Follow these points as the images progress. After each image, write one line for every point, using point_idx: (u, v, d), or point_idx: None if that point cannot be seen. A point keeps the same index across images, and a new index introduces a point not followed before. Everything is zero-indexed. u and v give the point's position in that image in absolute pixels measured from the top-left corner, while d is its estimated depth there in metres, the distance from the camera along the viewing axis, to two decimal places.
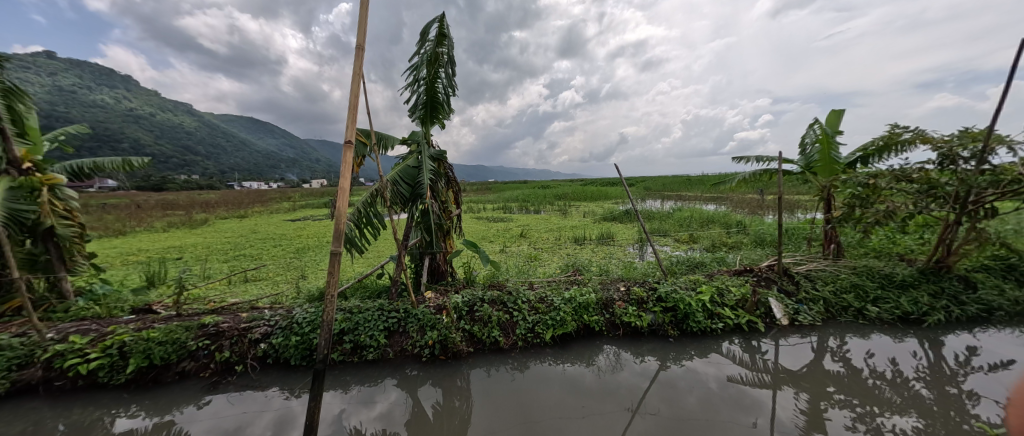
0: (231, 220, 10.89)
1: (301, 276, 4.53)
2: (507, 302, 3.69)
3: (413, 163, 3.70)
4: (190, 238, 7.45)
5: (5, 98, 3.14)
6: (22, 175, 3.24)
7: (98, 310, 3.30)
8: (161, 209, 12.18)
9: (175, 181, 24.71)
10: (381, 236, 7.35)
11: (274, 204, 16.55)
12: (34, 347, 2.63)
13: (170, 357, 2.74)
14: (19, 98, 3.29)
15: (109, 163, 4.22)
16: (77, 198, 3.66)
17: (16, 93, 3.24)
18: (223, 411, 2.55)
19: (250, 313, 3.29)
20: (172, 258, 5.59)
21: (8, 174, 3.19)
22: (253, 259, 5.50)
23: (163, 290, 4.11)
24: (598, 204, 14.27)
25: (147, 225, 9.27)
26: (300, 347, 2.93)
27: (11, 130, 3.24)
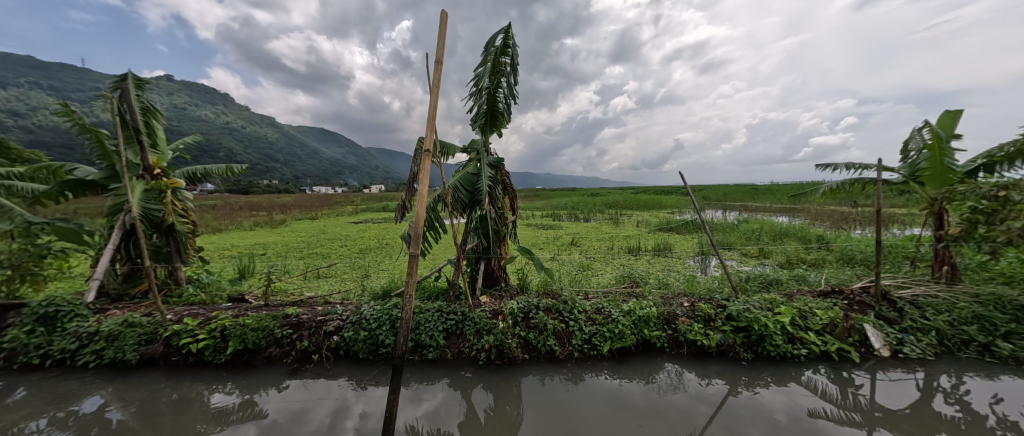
0: (304, 221, 12.09)
1: (366, 275, 4.86)
2: (562, 311, 3.64)
3: (472, 170, 3.80)
4: (273, 237, 8.34)
5: (142, 115, 3.84)
6: (153, 180, 3.85)
7: (203, 297, 3.80)
8: (248, 210, 13.86)
9: (259, 185, 28.21)
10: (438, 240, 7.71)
11: (340, 207, 18.09)
12: (157, 326, 3.09)
13: (260, 342, 3.06)
14: (153, 115, 3.99)
15: (218, 169, 4.85)
16: (193, 199, 4.26)
17: (150, 112, 3.93)
18: (299, 395, 2.79)
19: (324, 307, 3.58)
20: (259, 254, 6.32)
21: (143, 179, 3.81)
22: (325, 257, 6.02)
23: (252, 282, 4.63)
24: (653, 214, 13.67)
25: (238, 224, 10.59)
26: (367, 342, 3.12)
27: (147, 142, 3.91)
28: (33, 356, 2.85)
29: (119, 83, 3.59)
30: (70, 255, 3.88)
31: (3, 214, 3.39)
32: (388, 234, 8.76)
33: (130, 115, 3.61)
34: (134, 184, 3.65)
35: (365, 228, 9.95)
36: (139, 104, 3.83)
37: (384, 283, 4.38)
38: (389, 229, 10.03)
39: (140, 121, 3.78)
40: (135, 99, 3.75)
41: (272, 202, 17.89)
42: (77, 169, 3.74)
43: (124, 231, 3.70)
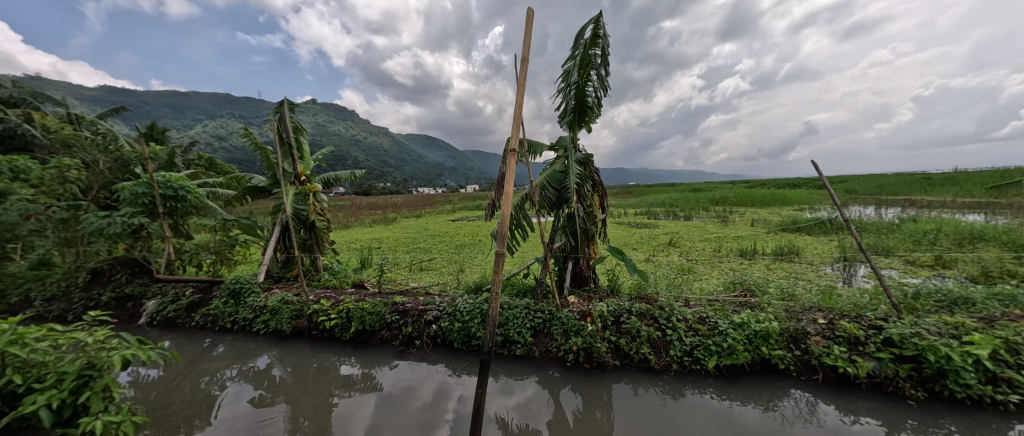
0: (410, 218, 13.64)
1: (460, 269, 5.21)
2: (658, 317, 3.30)
3: (560, 167, 3.73)
4: (386, 233, 9.59)
5: (294, 133, 4.78)
6: (300, 185, 4.75)
7: (335, 282, 4.54)
8: (369, 209, 16.29)
9: (378, 187, 33.20)
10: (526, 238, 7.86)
11: (440, 206, 19.94)
12: (302, 304, 3.79)
13: (375, 325, 3.51)
14: (301, 132, 4.93)
15: (345, 176, 5.72)
16: (327, 201, 5.11)
17: (299, 130, 4.87)
18: (405, 375, 3.12)
19: (426, 297, 3.92)
20: (376, 247, 7.34)
21: (294, 185, 4.73)
22: (426, 252, 6.66)
23: (370, 271, 5.38)
24: (772, 211, 11.62)
25: (361, 221, 12.52)
26: (461, 333, 3.32)
27: (297, 155, 4.85)
28: (227, 321, 3.78)
29: (278, 109, 4.48)
30: (249, 244, 5.03)
31: (211, 212, 4.57)
32: (480, 231, 9.28)
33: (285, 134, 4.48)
34: (288, 190, 4.57)
35: (461, 226, 10.73)
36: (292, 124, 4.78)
37: (477, 277, 4.59)
38: (481, 227, 10.63)
39: (292, 138, 4.72)
40: (289, 121, 4.70)
41: (386, 202, 20.70)
42: (253, 178, 4.83)
43: (282, 227, 4.63)
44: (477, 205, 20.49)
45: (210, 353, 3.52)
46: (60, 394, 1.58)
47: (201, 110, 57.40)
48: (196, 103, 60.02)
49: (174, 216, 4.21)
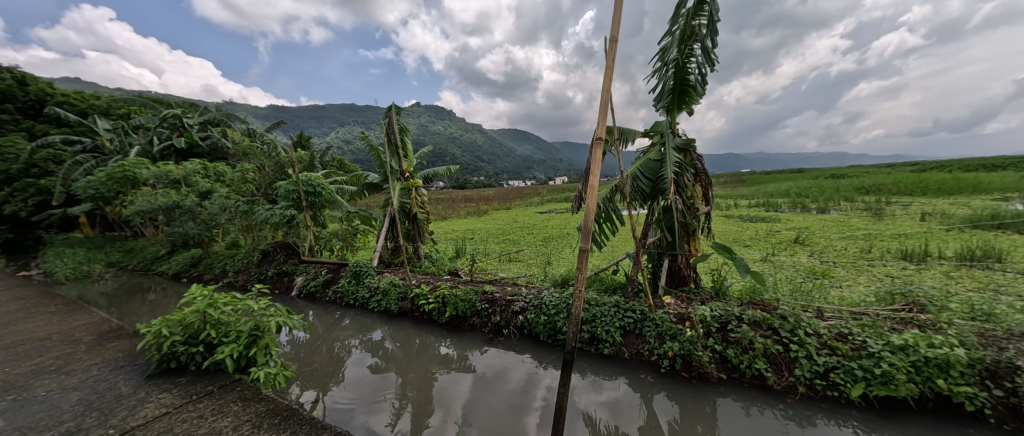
0: (500, 211, 14.26)
1: (547, 261, 5.21)
2: (777, 328, 2.78)
3: (655, 156, 3.43)
4: (478, 225, 10.18)
5: (400, 135, 5.35)
6: (405, 181, 5.33)
7: (433, 269, 4.98)
8: (463, 202, 17.57)
9: (472, 181, 35.56)
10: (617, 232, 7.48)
11: (528, 199, 20.38)
12: (406, 288, 4.24)
13: (467, 312, 3.72)
14: (405, 133, 5.51)
15: (442, 172, 6.10)
16: (427, 195, 5.63)
17: (404, 131, 5.44)
18: (494, 361, 3.26)
19: (513, 288, 4.01)
20: (469, 238, 7.85)
21: (400, 181, 5.33)
22: (515, 244, 6.86)
23: (464, 260, 5.77)
24: (957, 202, 8.79)
25: (457, 213, 13.56)
26: (547, 326, 3.31)
27: (402, 154, 5.44)
28: (351, 298, 4.46)
29: (387, 114, 5.04)
30: (366, 233, 5.84)
31: (339, 206, 5.44)
32: (567, 224, 9.17)
33: (393, 135, 5.03)
34: (396, 185, 5.17)
35: (548, 218, 10.76)
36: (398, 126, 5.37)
37: (565, 271, 4.50)
38: (569, 219, 10.50)
39: (399, 139, 5.30)
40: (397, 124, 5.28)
41: (479, 195, 22.01)
42: (369, 176, 5.58)
43: (391, 219, 5.22)
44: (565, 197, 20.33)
45: (339, 324, 4.23)
46: (238, 347, 2.08)
47: (332, 121, 69.00)
48: (328, 115, 72.33)
49: (313, 209, 5.13)
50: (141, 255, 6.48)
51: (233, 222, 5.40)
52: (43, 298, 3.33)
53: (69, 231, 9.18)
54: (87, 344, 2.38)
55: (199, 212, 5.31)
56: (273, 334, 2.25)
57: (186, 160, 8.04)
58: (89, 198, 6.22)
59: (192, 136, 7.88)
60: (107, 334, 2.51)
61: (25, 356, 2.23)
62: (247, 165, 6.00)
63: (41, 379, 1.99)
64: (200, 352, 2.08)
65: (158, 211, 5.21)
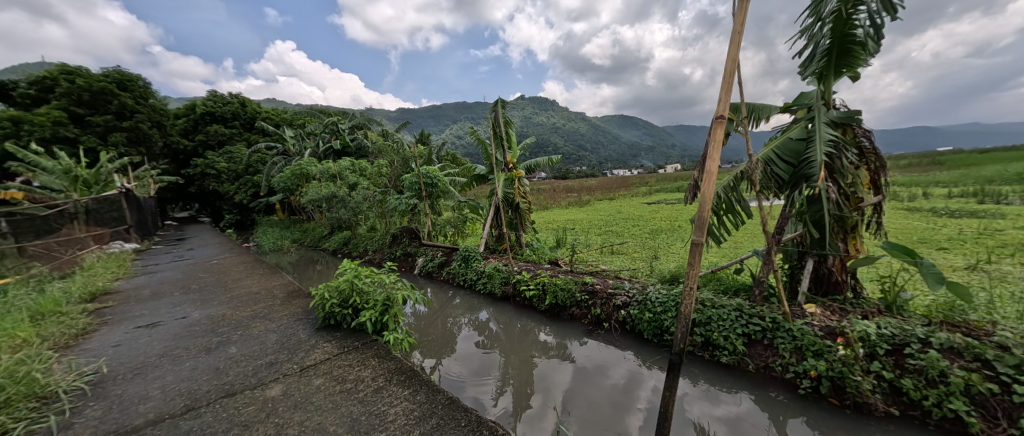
0: (603, 202, 13.76)
1: (655, 256, 4.84)
2: (991, 361, 2.04)
3: (798, 135, 2.87)
4: (579, 215, 10.03)
5: (506, 127, 5.57)
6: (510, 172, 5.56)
7: (534, 258, 5.11)
8: (565, 192, 17.59)
9: (574, 171, 35.39)
10: (742, 226, 6.48)
11: (634, 188, 19.19)
12: (509, 274, 4.47)
13: (566, 301, 3.72)
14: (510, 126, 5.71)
15: (544, 162, 6.09)
16: (529, 185, 5.78)
17: (509, 124, 5.64)
18: (594, 354, 3.20)
19: (615, 281, 3.84)
20: (570, 228, 7.82)
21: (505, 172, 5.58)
22: (618, 236, 6.55)
23: (564, 250, 5.77)
24: None
25: (558, 203, 13.63)
26: (652, 324, 3.07)
27: (507, 146, 5.67)
28: (461, 279, 4.92)
29: (494, 108, 5.29)
30: (475, 221, 6.37)
31: (451, 196, 6.00)
32: (679, 216, 8.31)
33: (499, 129, 5.28)
34: (502, 176, 5.43)
35: (656, 210, 9.94)
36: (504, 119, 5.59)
37: (677, 267, 4.08)
38: (680, 211, 9.51)
39: (505, 131, 5.52)
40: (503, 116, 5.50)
41: (581, 185, 21.67)
42: (477, 168, 5.99)
43: (496, 208, 5.50)
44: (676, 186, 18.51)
45: (451, 302, 4.72)
46: (375, 313, 2.45)
47: (441, 121, 76.41)
48: (438, 116, 80.29)
49: (430, 198, 5.78)
50: (312, 234, 8.29)
51: (372, 210, 6.55)
52: (256, 263, 4.55)
53: (270, 214, 12.35)
54: (282, 300, 3.15)
55: (349, 201, 6.53)
56: (400, 305, 2.59)
57: (340, 158, 9.92)
58: (281, 190, 8.24)
59: (344, 138, 9.66)
60: (293, 294, 3.29)
61: (247, 304, 3.08)
62: (382, 160, 7.09)
63: (255, 321, 2.70)
64: (349, 314, 2.52)
65: (323, 199, 6.58)
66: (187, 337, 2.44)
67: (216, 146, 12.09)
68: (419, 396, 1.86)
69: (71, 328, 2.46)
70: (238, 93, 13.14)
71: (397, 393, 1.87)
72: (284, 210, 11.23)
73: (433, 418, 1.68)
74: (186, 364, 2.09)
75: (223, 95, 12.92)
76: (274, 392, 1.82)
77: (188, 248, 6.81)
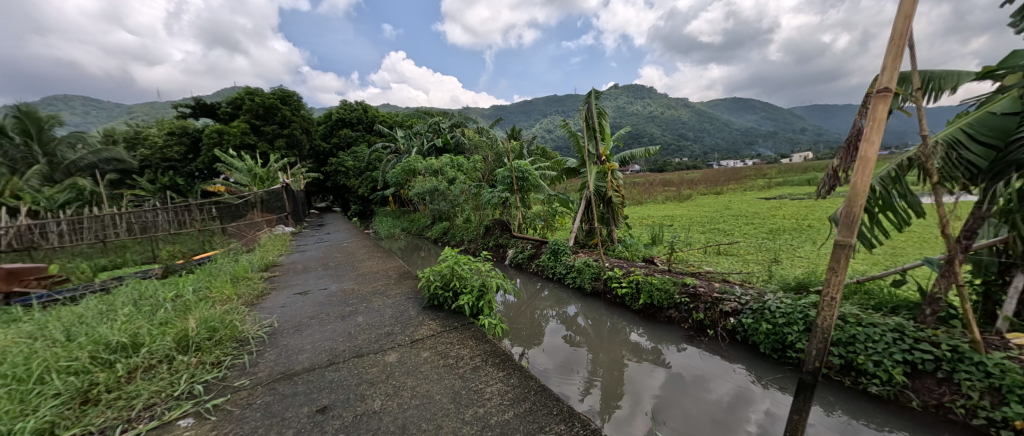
0: (708, 196, 12.31)
1: (777, 259, 4.14)
2: None
3: (1007, 108, 2.14)
4: (678, 211, 9.19)
5: (598, 118, 5.37)
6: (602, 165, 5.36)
7: (626, 254, 4.85)
8: (662, 186, 16.27)
9: (671, 163, 32.52)
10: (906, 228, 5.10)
11: (749, 181, 16.69)
12: (600, 269, 4.34)
13: (663, 302, 3.46)
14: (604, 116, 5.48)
15: (639, 154, 5.70)
16: (623, 178, 5.49)
17: (602, 114, 5.42)
18: (695, 362, 2.91)
19: (723, 284, 3.41)
20: (667, 225, 7.21)
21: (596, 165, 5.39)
22: (726, 234, 5.79)
23: (660, 248, 5.35)
24: None
25: (654, 198, 12.69)
26: (771, 337, 2.65)
27: (600, 138, 5.46)
28: (549, 272, 4.97)
29: (586, 99, 5.15)
30: (564, 214, 6.36)
31: (540, 189, 6.07)
32: (810, 214, 6.94)
33: (592, 120, 5.13)
34: (593, 169, 5.28)
35: (778, 206, 8.48)
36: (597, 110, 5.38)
37: (806, 273, 3.43)
38: (812, 208, 7.93)
39: (597, 122, 5.33)
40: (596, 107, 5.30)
41: (682, 178, 19.75)
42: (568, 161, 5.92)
43: (586, 202, 5.38)
44: (805, 179, 15.52)
45: (539, 294, 4.81)
46: (472, 298, 2.62)
47: (528, 116, 77.76)
48: (525, 111, 81.86)
49: (521, 191, 5.95)
50: (417, 224, 9.30)
51: (468, 203, 7.06)
52: (375, 247, 5.30)
53: (383, 206, 14.26)
54: (396, 280, 3.60)
55: (449, 194, 7.14)
56: (494, 292, 2.76)
57: (440, 155, 10.87)
58: (393, 184, 9.43)
59: (444, 136, 10.54)
60: (404, 275, 3.74)
61: (370, 281, 3.61)
62: (477, 156, 7.55)
63: (376, 296, 3.15)
64: (449, 297, 2.75)
65: (427, 192, 7.32)
66: (328, 305, 2.97)
67: (345, 148, 14.42)
68: (512, 378, 1.89)
69: (255, 290, 3.24)
70: (361, 102, 15.37)
71: (493, 374, 1.93)
72: (394, 202, 12.83)
73: (526, 402, 1.71)
74: (328, 326, 2.55)
75: (350, 104, 15.28)
76: (392, 358, 2.09)
77: (327, 232, 8.31)
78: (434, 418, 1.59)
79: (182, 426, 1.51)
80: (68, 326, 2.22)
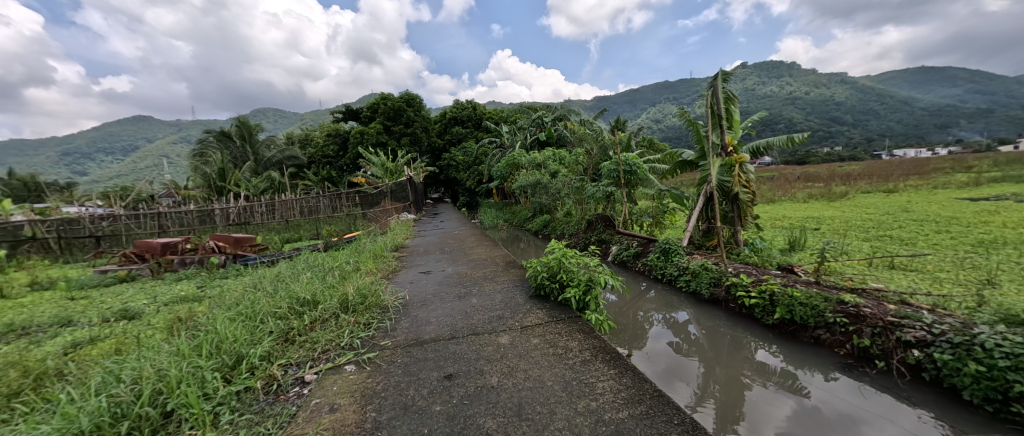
0: (874, 195, 9.80)
1: (996, 280, 3.05)
2: None
3: None
4: (829, 212, 7.53)
5: (725, 103, 4.74)
6: (727, 157, 4.72)
7: (755, 260, 4.19)
8: (804, 181, 13.59)
9: (816, 154, 26.81)
10: None
11: (940, 176, 12.71)
12: (721, 275, 3.88)
13: (809, 319, 2.90)
14: (732, 101, 4.80)
15: (778, 143, 4.84)
16: (754, 172, 4.74)
17: (730, 98, 4.75)
18: (849, 397, 2.36)
19: (903, 306, 2.66)
20: (812, 228, 5.99)
21: (720, 157, 4.77)
22: (905, 243, 4.51)
23: (803, 255, 4.47)
24: None
25: (792, 196, 10.69)
26: (980, 383, 1.95)
27: (726, 126, 4.80)
28: (658, 273, 4.66)
29: (711, 82, 4.60)
30: (676, 211, 5.83)
31: (649, 184, 5.69)
32: None
33: (717, 106, 4.56)
34: (716, 161, 4.69)
35: (996, 210, 6.24)
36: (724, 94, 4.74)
37: None
38: None
39: (724, 108, 4.70)
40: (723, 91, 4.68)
41: (832, 172, 16.17)
42: (683, 153, 5.38)
43: (706, 198, 4.83)
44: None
45: (645, 295, 4.55)
46: (579, 292, 2.61)
47: (628, 106, 73.28)
48: (625, 101, 77.28)
49: (626, 186, 5.67)
50: (519, 216, 9.66)
51: (570, 196, 7.04)
52: (483, 236, 5.72)
53: (486, 198, 15.20)
54: (503, 268, 3.82)
55: (550, 187, 7.24)
56: (601, 288, 2.68)
57: (542, 149, 11.05)
58: (498, 177, 9.96)
59: (547, 130, 10.68)
60: (510, 264, 3.95)
61: (479, 267, 3.92)
62: (581, 149, 7.44)
63: (487, 281, 3.41)
64: (557, 288, 2.79)
65: (530, 185, 7.54)
66: (446, 285, 3.34)
67: (455, 144, 15.78)
68: (624, 378, 1.83)
69: (390, 267, 3.84)
70: (470, 101, 16.57)
71: (604, 370, 1.90)
72: (497, 194, 13.55)
73: (642, 404, 1.63)
74: (448, 303, 2.85)
75: (460, 103, 16.62)
76: (504, 340, 2.23)
77: (440, 220, 9.28)
78: (547, 403, 1.64)
79: (347, 370, 1.88)
80: (275, 281, 2.97)
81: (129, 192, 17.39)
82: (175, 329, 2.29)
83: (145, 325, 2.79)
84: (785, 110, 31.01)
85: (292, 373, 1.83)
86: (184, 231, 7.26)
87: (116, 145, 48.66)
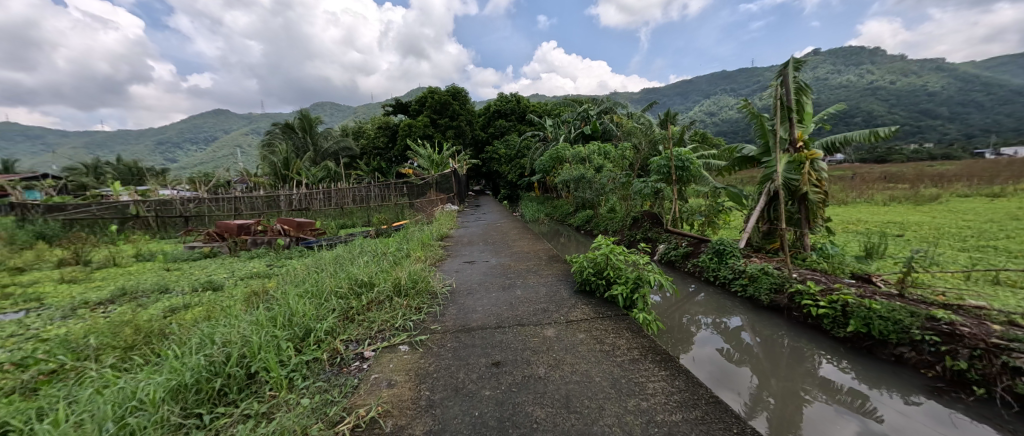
0: (974, 199, 8.57)
1: None
2: None
3: None
4: (916, 217, 6.70)
5: (796, 94, 4.35)
6: (796, 153, 4.33)
7: (825, 266, 3.83)
8: (885, 182, 12.18)
9: (895, 152, 23.93)
10: None
11: None
12: (784, 281, 3.60)
13: (890, 335, 2.62)
14: (804, 92, 4.39)
15: (858, 138, 4.35)
16: (827, 169, 4.32)
17: (802, 89, 4.35)
18: (933, 423, 2.11)
19: (1013, 328, 2.31)
20: (895, 235, 5.35)
21: (788, 152, 4.39)
22: (1016, 256, 3.90)
23: (884, 264, 4.01)
24: None
25: (869, 198, 9.63)
26: None
27: (795, 119, 4.40)
28: (710, 275, 4.43)
29: (781, 71, 4.24)
30: (731, 211, 5.48)
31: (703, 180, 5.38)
32: None
33: (786, 97, 4.19)
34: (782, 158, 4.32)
35: None
36: (795, 85, 4.34)
37: None
38: None
39: (794, 99, 4.31)
40: (794, 81, 4.29)
41: (919, 172, 14.32)
42: (743, 149, 5.01)
43: (768, 197, 4.49)
44: None
45: (693, 297, 4.35)
46: (626, 290, 2.55)
47: (679, 98, 69.65)
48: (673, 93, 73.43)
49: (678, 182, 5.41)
50: (561, 210, 9.58)
51: (615, 192, 6.86)
52: (525, 229, 5.76)
53: (527, 192, 15.20)
54: (546, 262, 3.83)
55: (595, 182, 7.10)
56: (649, 287, 2.59)
57: (587, 143, 10.83)
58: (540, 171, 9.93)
59: (592, 124, 10.44)
60: (553, 258, 3.95)
61: (522, 260, 3.96)
62: (629, 143, 7.18)
63: (530, 274, 3.43)
64: (603, 285, 2.75)
65: (574, 180, 7.42)
66: (491, 275, 3.41)
67: (498, 137, 15.90)
68: (677, 381, 1.77)
69: (437, 255, 4.00)
70: (513, 94, 16.57)
71: (654, 371, 1.85)
72: (538, 188, 13.51)
73: (697, 409, 1.57)
74: (493, 293, 2.92)
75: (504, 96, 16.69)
76: (549, 333, 2.24)
77: (481, 212, 9.46)
78: (595, 398, 1.63)
79: (402, 349, 1.99)
80: (336, 263, 3.20)
81: (209, 177, 19.55)
82: (253, 301, 2.55)
83: (228, 296, 3.14)
84: (860, 102, 27.86)
85: (353, 348, 1.97)
86: (254, 214, 8.03)
87: (196, 136, 54.49)
